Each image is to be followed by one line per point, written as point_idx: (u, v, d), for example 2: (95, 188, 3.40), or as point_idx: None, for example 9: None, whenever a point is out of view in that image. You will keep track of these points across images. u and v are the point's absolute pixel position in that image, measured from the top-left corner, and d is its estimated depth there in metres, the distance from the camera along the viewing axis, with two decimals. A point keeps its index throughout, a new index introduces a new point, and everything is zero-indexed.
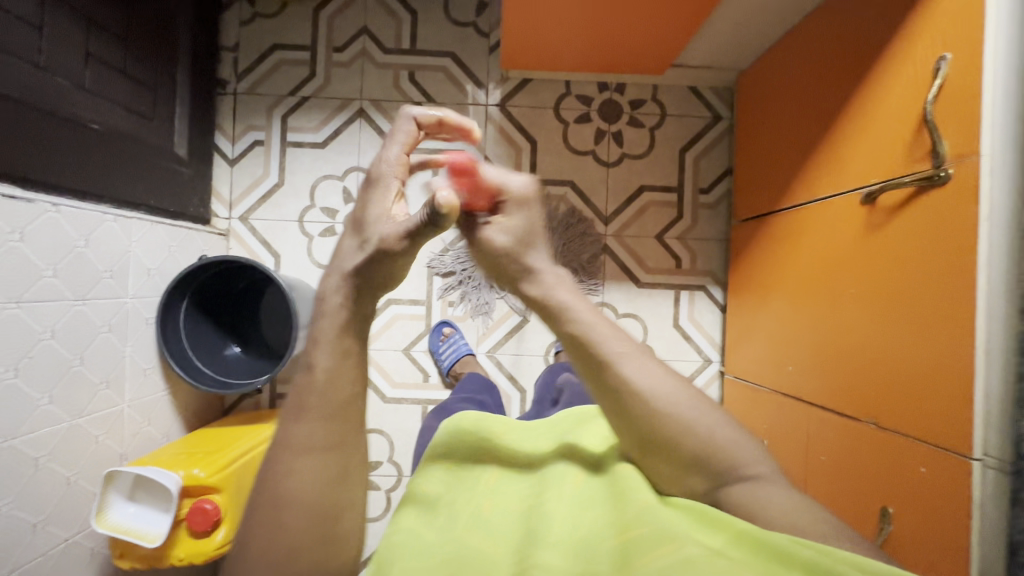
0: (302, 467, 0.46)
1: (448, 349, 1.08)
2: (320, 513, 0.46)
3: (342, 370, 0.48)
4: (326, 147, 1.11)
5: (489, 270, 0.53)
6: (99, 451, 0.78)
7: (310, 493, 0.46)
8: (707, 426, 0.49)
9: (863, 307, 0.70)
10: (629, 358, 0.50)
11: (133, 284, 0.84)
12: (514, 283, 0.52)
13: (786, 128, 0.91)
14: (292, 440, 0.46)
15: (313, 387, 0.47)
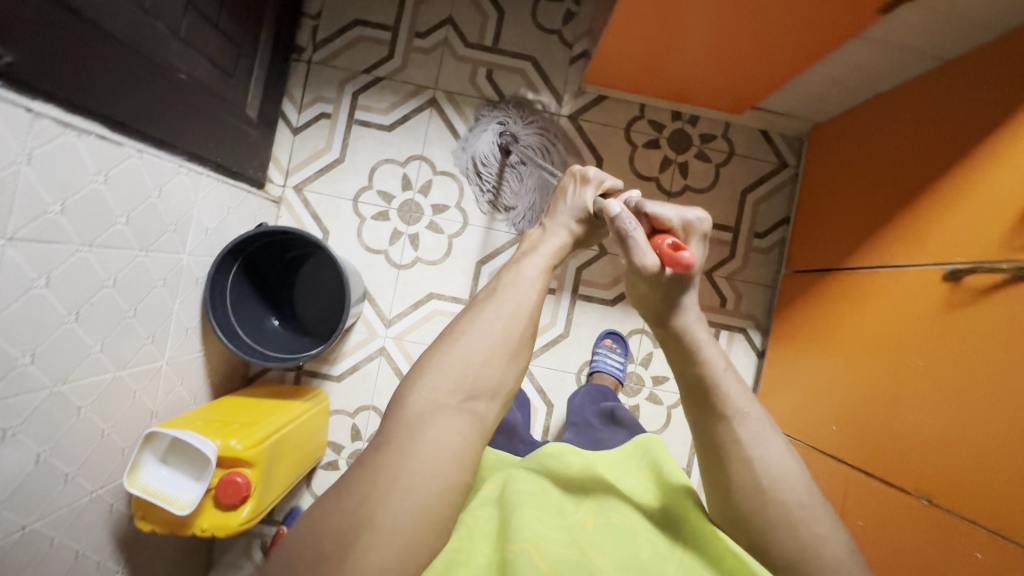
0: (455, 374, 0.49)
1: None
2: (435, 416, 0.47)
3: (515, 286, 0.56)
4: (392, 131, 1.10)
5: (640, 300, 0.55)
6: (134, 406, 0.76)
7: (442, 399, 0.48)
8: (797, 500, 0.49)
9: (928, 383, 0.70)
10: (753, 444, 0.51)
11: (191, 242, 0.82)
12: (659, 316, 0.55)
13: (862, 190, 0.91)
14: (458, 341, 0.51)
15: (504, 301, 0.55)
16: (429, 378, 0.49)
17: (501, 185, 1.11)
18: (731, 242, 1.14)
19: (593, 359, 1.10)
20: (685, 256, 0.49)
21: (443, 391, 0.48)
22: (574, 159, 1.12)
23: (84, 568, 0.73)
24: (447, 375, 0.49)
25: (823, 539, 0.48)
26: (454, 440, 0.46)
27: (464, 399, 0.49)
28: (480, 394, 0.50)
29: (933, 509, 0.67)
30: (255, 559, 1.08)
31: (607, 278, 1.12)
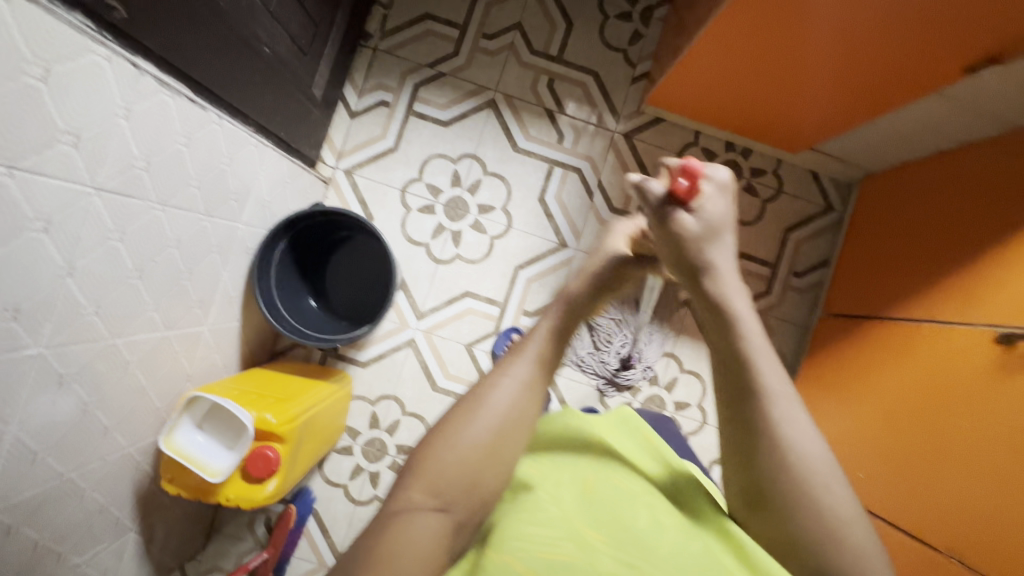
0: (447, 462, 0.49)
1: None
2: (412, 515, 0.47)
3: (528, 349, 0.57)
4: (448, 127, 1.11)
5: (668, 259, 0.52)
6: (174, 367, 0.76)
7: (419, 499, 0.48)
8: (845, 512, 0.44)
9: (968, 443, 0.71)
10: (795, 431, 0.45)
11: (248, 213, 0.82)
12: (692, 279, 0.50)
13: (913, 242, 0.91)
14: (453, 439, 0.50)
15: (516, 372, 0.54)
16: (414, 477, 0.49)
17: (548, 193, 1.11)
18: (769, 278, 1.14)
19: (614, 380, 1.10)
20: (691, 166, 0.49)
21: (422, 492, 0.48)
22: (624, 178, 1.12)
23: (105, 522, 0.73)
24: (426, 476, 0.49)
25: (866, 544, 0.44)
26: (426, 542, 0.47)
27: (444, 500, 0.49)
28: (462, 491, 0.49)
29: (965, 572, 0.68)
30: (258, 534, 1.08)
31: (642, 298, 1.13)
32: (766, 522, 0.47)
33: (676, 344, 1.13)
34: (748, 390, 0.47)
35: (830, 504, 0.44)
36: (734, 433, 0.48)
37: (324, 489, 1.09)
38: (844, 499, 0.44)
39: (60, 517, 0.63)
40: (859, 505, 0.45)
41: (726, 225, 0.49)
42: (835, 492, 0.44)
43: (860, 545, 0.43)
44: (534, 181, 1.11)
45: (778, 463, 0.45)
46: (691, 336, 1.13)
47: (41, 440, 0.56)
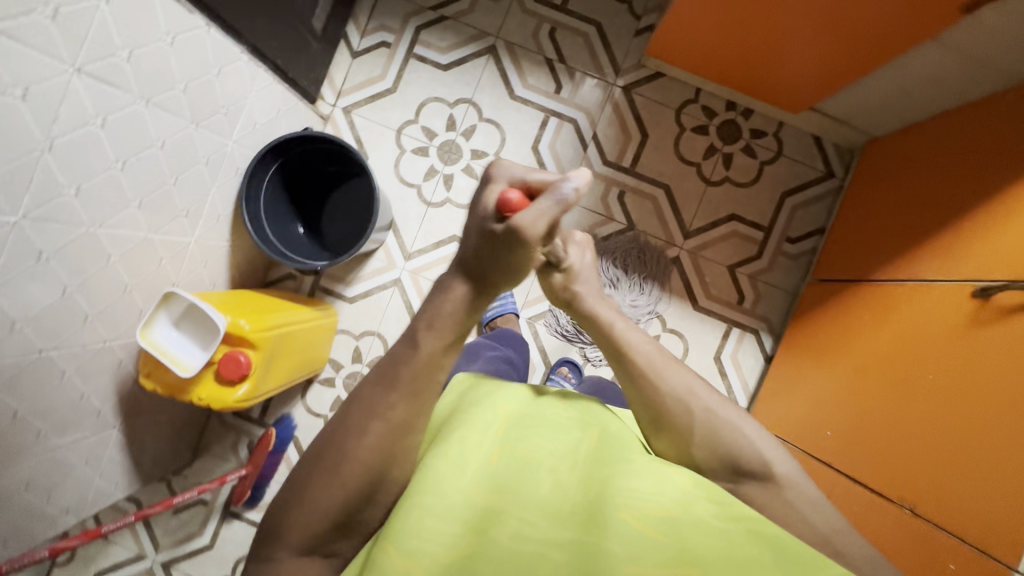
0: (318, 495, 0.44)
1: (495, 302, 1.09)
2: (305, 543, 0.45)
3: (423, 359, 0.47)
4: (446, 71, 1.11)
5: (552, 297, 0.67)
6: (159, 272, 0.79)
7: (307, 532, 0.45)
8: (718, 411, 0.54)
9: (934, 397, 0.70)
10: (660, 363, 0.56)
11: (238, 132, 0.85)
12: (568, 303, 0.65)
13: (907, 204, 0.89)
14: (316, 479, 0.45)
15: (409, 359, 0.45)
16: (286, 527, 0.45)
17: (542, 142, 1.11)
18: (761, 242, 1.12)
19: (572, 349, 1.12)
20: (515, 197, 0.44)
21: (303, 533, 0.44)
22: (620, 132, 1.11)
23: (87, 411, 0.77)
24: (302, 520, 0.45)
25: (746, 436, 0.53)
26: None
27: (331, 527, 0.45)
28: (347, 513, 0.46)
29: (917, 521, 0.67)
30: (240, 455, 1.13)
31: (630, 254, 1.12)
32: (661, 439, 0.55)
33: (660, 302, 1.12)
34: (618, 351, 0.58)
35: (696, 407, 0.53)
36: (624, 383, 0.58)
37: (305, 417, 1.13)
38: (715, 404, 0.54)
39: (41, 393, 0.67)
40: (721, 399, 0.55)
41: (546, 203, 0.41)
42: (700, 396, 0.54)
43: (728, 421, 0.54)
44: (529, 130, 1.11)
45: (653, 391, 0.55)
46: (676, 295, 1.12)
47: (20, 309, 0.59)
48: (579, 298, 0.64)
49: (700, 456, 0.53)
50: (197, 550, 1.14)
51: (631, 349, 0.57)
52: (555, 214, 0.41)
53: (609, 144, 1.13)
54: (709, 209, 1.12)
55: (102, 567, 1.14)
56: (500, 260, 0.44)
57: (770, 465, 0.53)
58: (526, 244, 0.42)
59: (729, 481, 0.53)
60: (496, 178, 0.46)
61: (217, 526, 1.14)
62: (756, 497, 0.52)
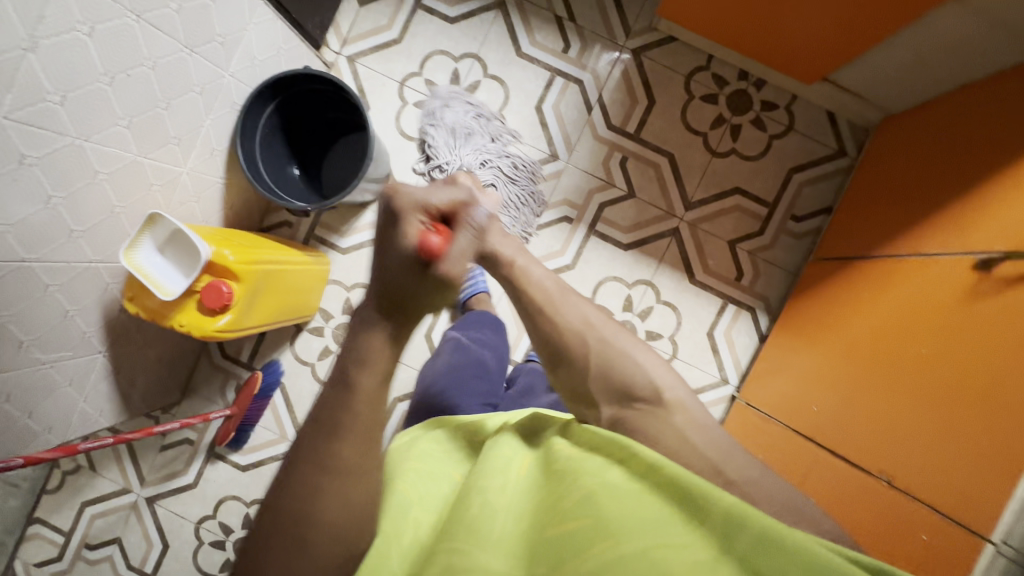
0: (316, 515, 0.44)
1: (467, 284, 1.08)
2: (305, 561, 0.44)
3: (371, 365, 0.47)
4: (454, 25, 1.09)
5: None
6: (148, 198, 0.80)
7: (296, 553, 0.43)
8: (611, 340, 0.58)
9: (922, 372, 0.68)
10: (561, 298, 0.60)
11: (235, 65, 0.85)
12: None
13: (915, 180, 0.85)
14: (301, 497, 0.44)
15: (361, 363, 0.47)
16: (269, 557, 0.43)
17: (546, 102, 1.09)
18: (764, 217, 1.09)
19: None
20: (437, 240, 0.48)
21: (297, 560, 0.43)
22: (626, 96, 1.09)
23: (73, 331, 0.78)
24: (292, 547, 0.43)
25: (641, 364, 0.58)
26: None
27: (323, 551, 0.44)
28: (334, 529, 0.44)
29: (893, 492, 0.67)
30: (228, 397, 1.15)
31: (628, 221, 1.10)
32: (561, 372, 0.59)
33: (655, 273, 1.10)
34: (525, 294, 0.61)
35: (591, 337, 0.58)
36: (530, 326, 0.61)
37: (293, 365, 1.14)
38: (610, 334, 0.59)
39: (23, 304, 0.68)
40: (613, 328, 0.59)
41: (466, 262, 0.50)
42: (595, 325, 0.59)
43: (619, 347, 0.58)
44: (534, 90, 1.09)
45: (545, 323, 0.59)
46: (673, 267, 1.10)
47: (1, 214, 0.60)
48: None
49: (594, 386, 0.57)
50: (181, 488, 1.16)
51: (529, 282, 0.61)
52: (472, 249, 0.51)
53: (614, 109, 1.10)
54: (713, 181, 1.09)
55: (90, 497, 1.17)
56: (419, 296, 0.49)
57: (659, 391, 0.57)
58: (453, 287, 0.50)
59: (620, 407, 0.56)
60: (404, 210, 0.49)
61: (202, 466, 1.16)
62: (642, 419, 0.55)
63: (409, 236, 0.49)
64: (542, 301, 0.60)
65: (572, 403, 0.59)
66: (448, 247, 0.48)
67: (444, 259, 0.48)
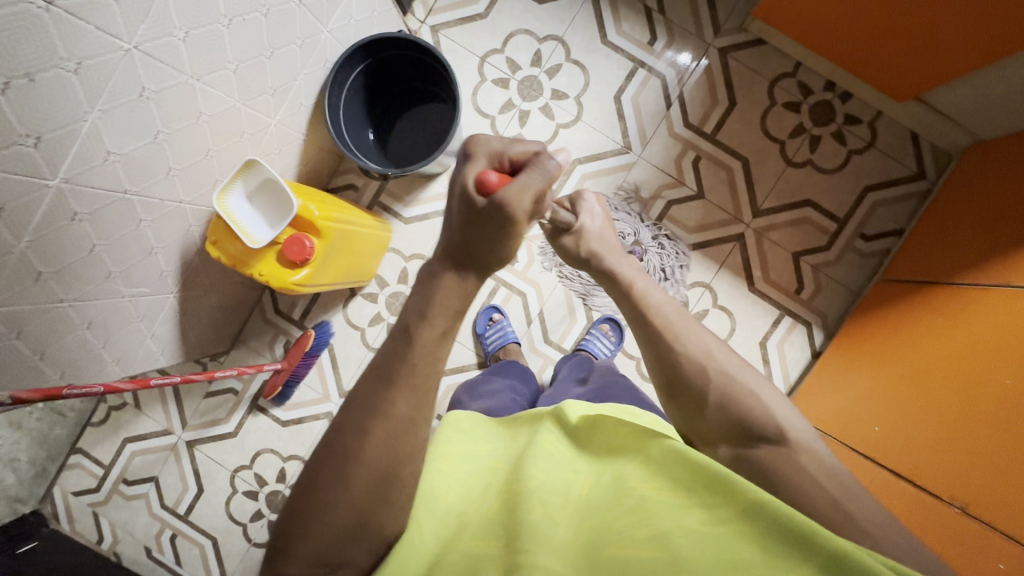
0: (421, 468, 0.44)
1: (495, 334, 1.08)
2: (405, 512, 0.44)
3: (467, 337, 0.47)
4: (541, 6, 1.09)
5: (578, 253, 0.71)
6: (238, 146, 0.80)
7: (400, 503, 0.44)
8: (729, 368, 0.54)
9: (1004, 403, 0.67)
10: (682, 328, 0.58)
11: (334, 22, 0.85)
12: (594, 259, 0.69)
13: (1005, 210, 0.84)
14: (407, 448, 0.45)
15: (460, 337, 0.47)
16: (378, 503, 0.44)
17: (626, 93, 1.08)
18: (833, 233, 1.08)
19: (584, 338, 1.10)
20: (489, 177, 0.45)
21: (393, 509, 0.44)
22: (707, 95, 1.08)
23: (152, 269, 0.79)
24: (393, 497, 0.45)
25: (776, 408, 0.52)
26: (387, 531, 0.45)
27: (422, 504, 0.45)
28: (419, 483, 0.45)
29: (968, 520, 0.66)
30: (276, 352, 1.16)
31: (694, 222, 1.09)
32: (676, 402, 0.56)
33: (715, 277, 1.09)
34: (648, 326, 0.59)
35: (711, 368, 0.54)
36: (655, 363, 0.58)
37: (344, 328, 1.15)
38: (733, 368, 0.54)
39: (118, 235, 0.69)
40: (740, 363, 0.55)
41: (533, 190, 0.45)
42: (721, 358, 0.55)
43: (743, 381, 0.53)
44: (614, 79, 1.08)
45: (667, 353, 0.57)
46: (733, 273, 1.09)
47: (115, 143, 0.60)
48: (596, 256, 0.68)
49: (710, 420, 0.53)
50: (221, 435, 1.18)
51: (653, 313, 0.60)
52: (542, 187, 0.46)
53: (694, 107, 1.09)
54: (785, 190, 1.08)
55: (132, 434, 1.20)
56: (481, 247, 0.45)
57: (784, 429, 0.50)
58: (513, 231, 0.45)
59: (739, 444, 0.51)
60: (477, 153, 0.48)
61: (244, 416, 1.18)
62: (761, 456, 0.49)
63: (472, 174, 0.46)
64: (663, 326, 0.59)
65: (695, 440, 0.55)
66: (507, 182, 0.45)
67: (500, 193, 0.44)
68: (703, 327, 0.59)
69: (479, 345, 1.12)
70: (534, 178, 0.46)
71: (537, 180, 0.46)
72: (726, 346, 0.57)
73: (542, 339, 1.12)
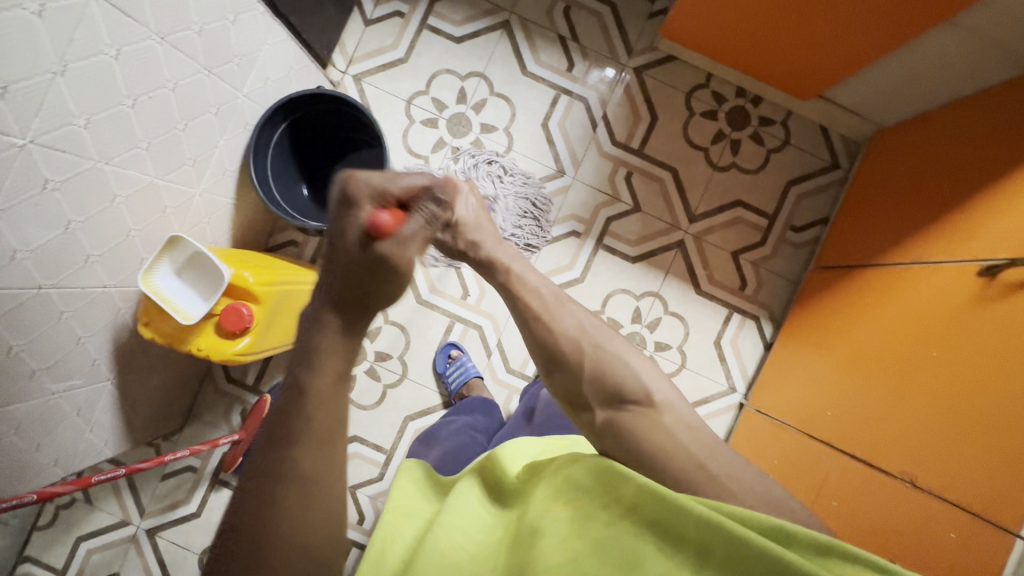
0: None
1: (456, 371, 1.07)
2: None
3: None
4: (459, 44, 1.11)
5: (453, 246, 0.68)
6: (162, 222, 0.78)
7: None
8: (597, 340, 0.56)
9: (938, 375, 0.70)
10: (554, 305, 0.59)
11: (250, 85, 0.84)
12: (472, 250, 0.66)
13: (915, 193, 0.89)
14: None
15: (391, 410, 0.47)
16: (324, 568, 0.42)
17: (552, 120, 1.12)
18: (765, 229, 1.13)
19: None
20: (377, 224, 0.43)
21: None
22: (630, 113, 1.12)
23: (82, 360, 0.75)
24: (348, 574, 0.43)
25: (642, 373, 0.55)
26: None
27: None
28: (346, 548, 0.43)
29: (917, 493, 0.67)
30: (233, 422, 1.12)
31: (635, 234, 1.12)
32: (556, 375, 0.56)
33: (663, 285, 1.12)
34: (520, 305, 0.60)
35: (585, 342, 0.56)
36: (532, 343, 0.58)
37: None
38: (602, 340, 0.56)
39: (38, 332, 0.66)
40: (611, 333, 0.58)
41: (422, 236, 0.44)
42: (592, 331, 0.57)
43: (614, 352, 0.56)
44: (539, 107, 1.11)
45: (542, 333, 0.57)
46: (679, 278, 1.12)
47: (22, 240, 0.58)
48: (474, 246, 0.65)
49: (586, 390, 0.55)
50: (183, 518, 1.12)
51: (526, 294, 0.60)
52: (427, 229, 0.45)
53: (619, 125, 1.13)
54: (715, 194, 1.13)
55: (85, 532, 1.12)
56: (373, 292, 0.43)
57: (650, 392, 0.54)
58: (405, 274, 0.44)
59: (609, 408, 0.54)
60: (354, 197, 0.45)
61: (206, 494, 1.12)
62: (633, 420, 0.52)
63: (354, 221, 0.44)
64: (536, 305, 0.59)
65: (567, 407, 0.57)
66: (402, 225, 0.43)
67: (390, 241, 0.43)
68: (570, 301, 0.60)
69: (442, 385, 1.11)
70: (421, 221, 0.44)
71: (419, 224, 0.44)
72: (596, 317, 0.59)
73: (504, 369, 1.12)
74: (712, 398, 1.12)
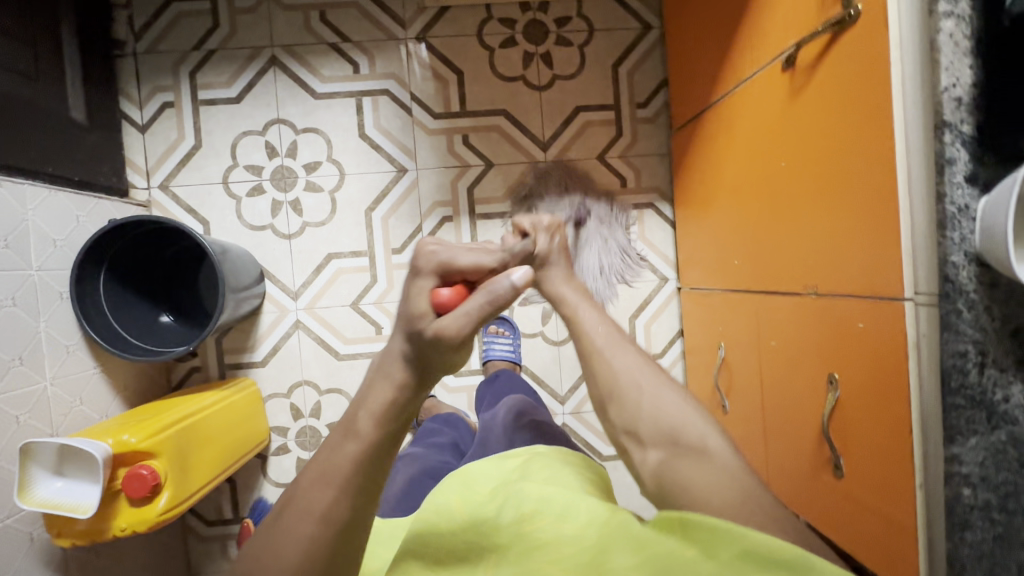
0: None
1: None
2: None
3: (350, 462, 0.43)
4: (241, 102, 1.05)
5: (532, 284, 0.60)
6: (24, 432, 0.74)
7: None
8: (656, 388, 0.51)
9: (795, 182, 0.67)
10: (613, 346, 0.53)
11: (38, 256, 0.79)
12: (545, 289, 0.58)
13: (711, 20, 0.86)
14: None
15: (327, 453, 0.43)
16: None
17: (367, 126, 1.07)
18: (616, 121, 1.10)
19: (483, 349, 1.09)
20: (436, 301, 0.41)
21: None
22: (435, 81, 1.08)
23: None
24: None
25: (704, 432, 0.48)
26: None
27: None
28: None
29: (823, 301, 0.64)
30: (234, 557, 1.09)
31: (501, 190, 1.09)
32: (611, 406, 0.51)
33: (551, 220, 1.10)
34: (585, 342, 0.54)
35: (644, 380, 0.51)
36: (595, 378, 0.53)
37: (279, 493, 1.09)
38: (664, 390, 0.51)
39: None
40: (678, 388, 0.51)
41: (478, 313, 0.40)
42: (652, 376, 0.52)
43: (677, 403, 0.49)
44: (348, 121, 1.06)
45: (600, 366, 0.53)
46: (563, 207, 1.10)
47: None
48: (542, 280, 0.58)
49: (643, 430, 0.49)
50: None
51: (588, 333, 0.54)
52: (490, 307, 0.40)
53: (432, 98, 1.09)
54: (553, 113, 1.10)
55: None
56: (437, 361, 0.42)
57: (704, 439, 0.48)
58: (459, 347, 0.41)
59: (663, 454, 0.48)
60: (420, 271, 0.43)
61: None
62: (684, 471, 0.46)
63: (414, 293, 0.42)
64: (599, 342, 0.53)
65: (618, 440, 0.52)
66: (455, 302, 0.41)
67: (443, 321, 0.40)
68: (641, 352, 0.54)
69: None
70: (479, 298, 0.40)
71: (478, 302, 0.40)
72: (654, 362, 0.54)
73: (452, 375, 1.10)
74: (649, 299, 1.11)
